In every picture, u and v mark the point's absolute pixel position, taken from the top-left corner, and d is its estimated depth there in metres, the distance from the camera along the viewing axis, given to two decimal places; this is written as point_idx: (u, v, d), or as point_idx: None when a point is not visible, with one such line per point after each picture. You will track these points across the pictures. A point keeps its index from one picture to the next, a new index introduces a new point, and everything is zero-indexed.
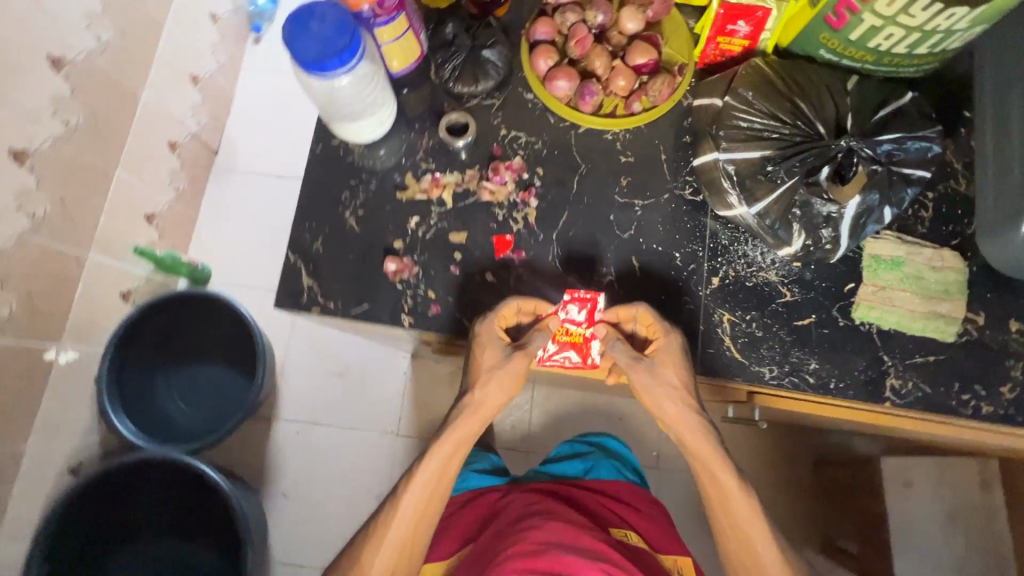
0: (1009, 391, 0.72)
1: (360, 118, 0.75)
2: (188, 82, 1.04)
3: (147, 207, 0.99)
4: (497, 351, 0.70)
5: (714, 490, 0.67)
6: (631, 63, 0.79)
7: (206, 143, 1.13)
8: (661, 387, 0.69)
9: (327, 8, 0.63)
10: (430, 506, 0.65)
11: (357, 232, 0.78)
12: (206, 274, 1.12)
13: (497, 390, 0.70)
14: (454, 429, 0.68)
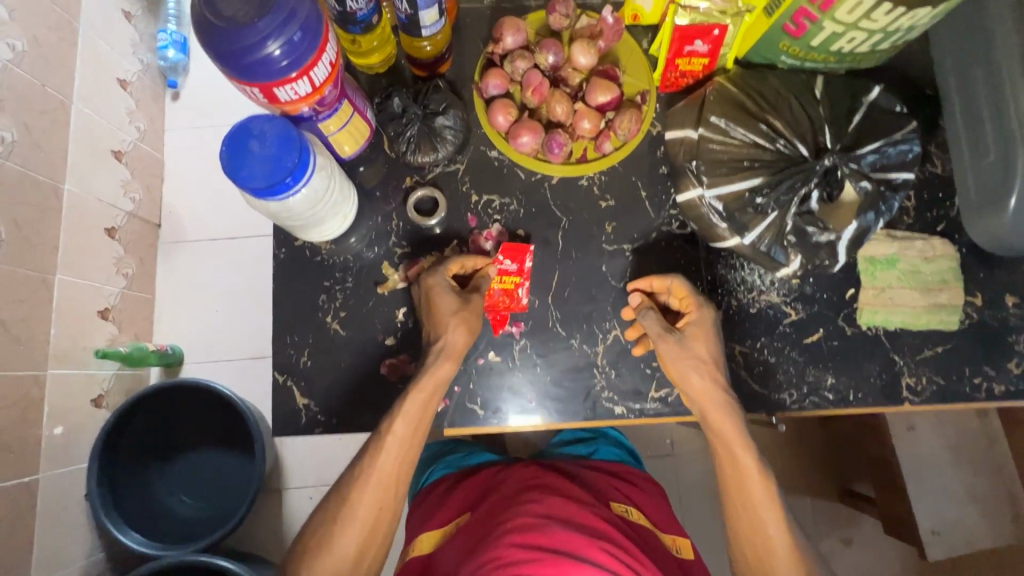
0: (1016, 366, 0.73)
1: (322, 223, 0.69)
2: (112, 159, 1.06)
3: (99, 304, 1.02)
4: (451, 295, 0.67)
5: (731, 467, 0.65)
6: (593, 103, 0.75)
7: (147, 221, 1.17)
8: (692, 357, 0.66)
9: (264, 124, 0.58)
10: (398, 477, 0.64)
11: (344, 337, 0.73)
12: (179, 355, 1.18)
13: (463, 330, 0.67)
14: (430, 375, 0.65)
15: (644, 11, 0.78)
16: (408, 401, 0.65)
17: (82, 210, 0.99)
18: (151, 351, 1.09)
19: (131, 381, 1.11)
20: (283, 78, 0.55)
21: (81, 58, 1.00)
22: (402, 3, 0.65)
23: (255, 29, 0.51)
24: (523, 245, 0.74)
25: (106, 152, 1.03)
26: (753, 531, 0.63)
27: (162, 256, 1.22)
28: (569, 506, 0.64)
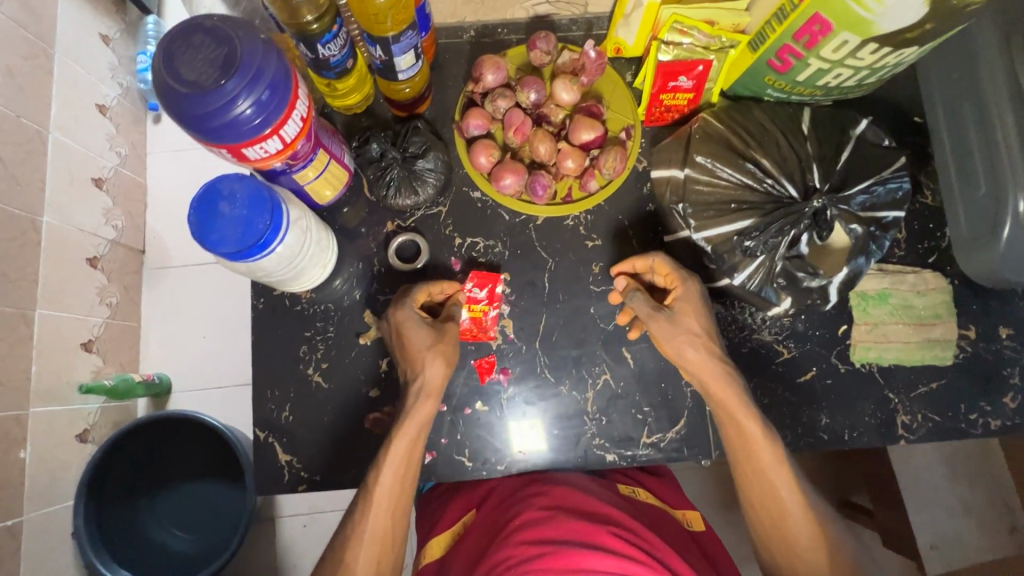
0: (1012, 401, 0.72)
1: (302, 274, 0.67)
2: (93, 188, 1.07)
3: (82, 335, 1.03)
4: (424, 331, 0.65)
5: (738, 437, 0.63)
6: (577, 140, 0.74)
7: (131, 248, 1.18)
8: (687, 332, 0.64)
9: (235, 184, 0.55)
10: (397, 506, 0.62)
11: (326, 389, 0.71)
12: (167, 384, 1.18)
13: (440, 365, 0.64)
14: (414, 416, 0.63)
15: (627, 45, 0.77)
16: (394, 433, 0.62)
17: (64, 243, 0.99)
18: (138, 383, 1.10)
19: (119, 410, 1.11)
20: (254, 137, 0.53)
21: (57, 87, 1.00)
22: (376, 50, 0.63)
23: (222, 91, 0.49)
24: (497, 271, 0.75)
25: (85, 180, 1.05)
26: (771, 504, 0.62)
27: (150, 282, 1.21)
28: (572, 494, 0.64)
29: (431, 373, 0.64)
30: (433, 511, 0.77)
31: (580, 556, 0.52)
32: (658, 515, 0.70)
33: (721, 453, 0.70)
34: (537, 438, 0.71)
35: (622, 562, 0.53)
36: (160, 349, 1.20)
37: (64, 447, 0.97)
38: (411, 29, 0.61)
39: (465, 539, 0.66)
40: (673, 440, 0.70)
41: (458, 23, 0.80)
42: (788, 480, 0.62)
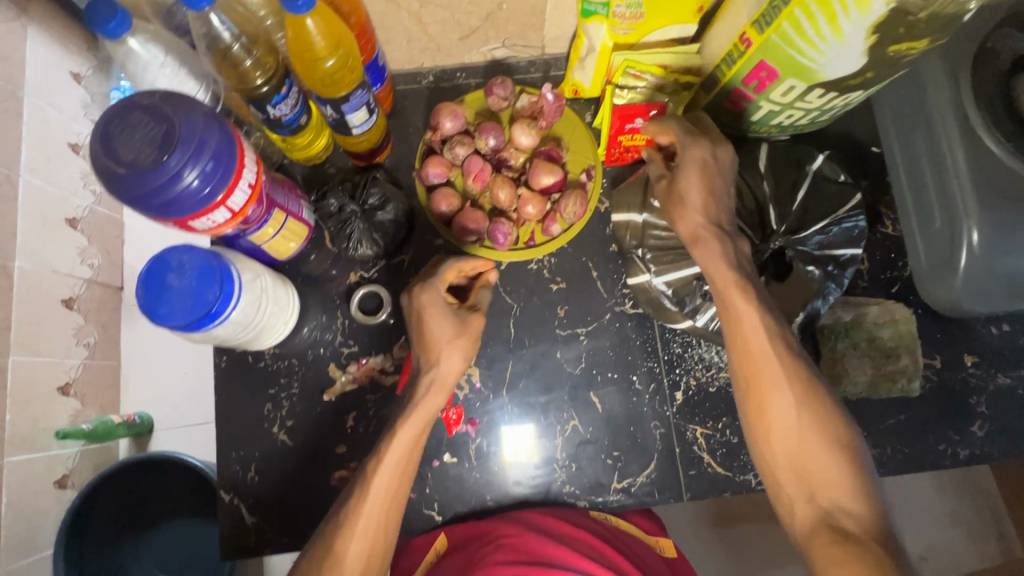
0: (980, 429, 0.73)
1: (260, 336, 0.66)
2: (66, 228, 0.95)
3: (58, 379, 0.94)
4: (446, 317, 0.60)
5: (750, 372, 0.55)
6: (537, 185, 0.73)
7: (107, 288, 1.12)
8: (687, 209, 0.59)
9: (183, 255, 0.55)
10: (393, 502, 0.56)
11: (292, 447, 0.70)
12: (149, 423, 1.09)
13: (457, 356, 0.60)
14: (418, 406, 0.59)
15: (584, 86, 0.77)
16: (402, 419, 0.58)
17: (38, 286, 0.90)
18: (118, 423, 1.01)
19: (98, 454, 1.03)
20: (202, 208, 0.52)
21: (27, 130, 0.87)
22: (328, 109, 0.62)
23: (164, 168, 0.48)
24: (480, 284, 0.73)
25: (60, 221, 0.93)
26: (806, 471, 0.53)
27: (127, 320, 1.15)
28: (545, 518, 0.67)
29: (439, 367, 0.59)
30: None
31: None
32: (628, 529, 0.72)
33: (692, 495, 0.70)
34: (529, 450, 0.71)
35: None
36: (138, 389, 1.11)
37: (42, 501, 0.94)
38: (362, 87, 0.60)
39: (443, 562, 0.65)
40: (643, 485, 0.70)
41: (416, 68, 0.80)
42: (824, 443, 0.53)
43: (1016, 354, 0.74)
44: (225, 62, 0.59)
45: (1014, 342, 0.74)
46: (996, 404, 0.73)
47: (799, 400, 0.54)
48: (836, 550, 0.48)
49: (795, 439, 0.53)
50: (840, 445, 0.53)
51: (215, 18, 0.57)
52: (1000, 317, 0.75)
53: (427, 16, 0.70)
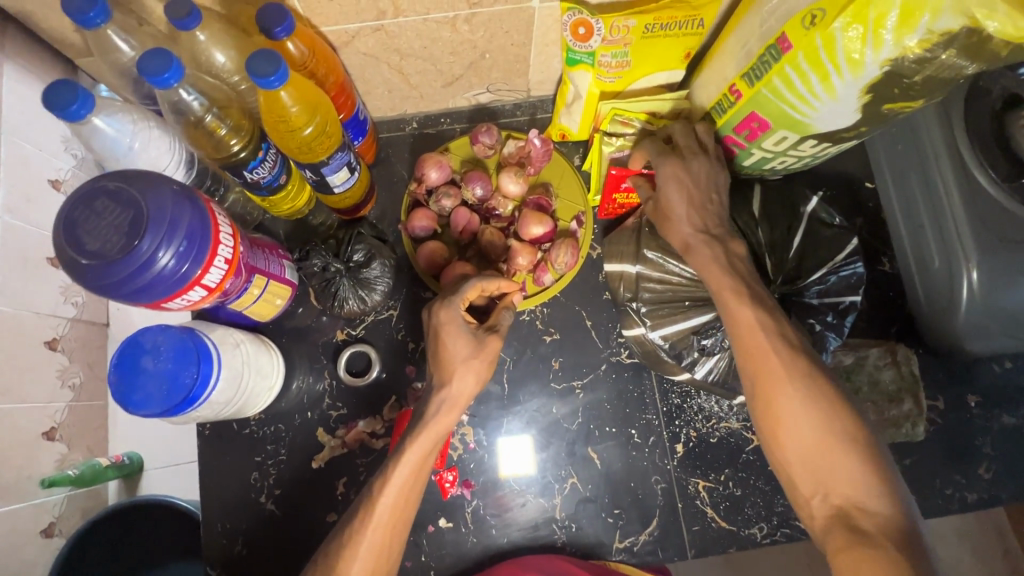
0: (986, 471, 0.71)
1: (244, 407, 0.64)
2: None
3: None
4: (468, 339, 0.57)
5: (762, 388, 0.52)
6: (527, 235, 0.71)
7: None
8: (671, 222, 0.60)
9: (158, 335, 0.52)
10: (394, 526, 0.53)
11: (281, 516, 0.67)
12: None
13: (473, 380, 0.57)
14: (435, 425, 0.55)
15: (571, 131, 0.76)
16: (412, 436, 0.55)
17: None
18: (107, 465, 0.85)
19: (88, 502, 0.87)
20: (178, 290, 0.50)
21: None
22: (307, 172, 0.60)
23: (135, 254, 0.46)
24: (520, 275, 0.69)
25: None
26: (825, 475, 0.48)
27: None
28: (542, 565, 0.64)
29: (447, 394, 0.56)
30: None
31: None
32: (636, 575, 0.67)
33: (696, 553, 0.68)
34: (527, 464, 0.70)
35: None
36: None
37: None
38: (341, 149, 0.59)
39: None
40: (646, 543, 0.68)
41: (399, 116, 0.78)
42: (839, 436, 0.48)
43: (1021, 392, 0.73)
44: (195, 131, 0.56)
45: (1017, 380, 0.73)
46: (1001, 445, 0.72)
47: (809, 398, 0.50)
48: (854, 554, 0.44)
49: (807, 439, 0.49)
50: (860, 444, 0.48)
51: (182, 90, 0.53)
52: (1002, 355, 0.74)
53: (408, 67, 0.68)
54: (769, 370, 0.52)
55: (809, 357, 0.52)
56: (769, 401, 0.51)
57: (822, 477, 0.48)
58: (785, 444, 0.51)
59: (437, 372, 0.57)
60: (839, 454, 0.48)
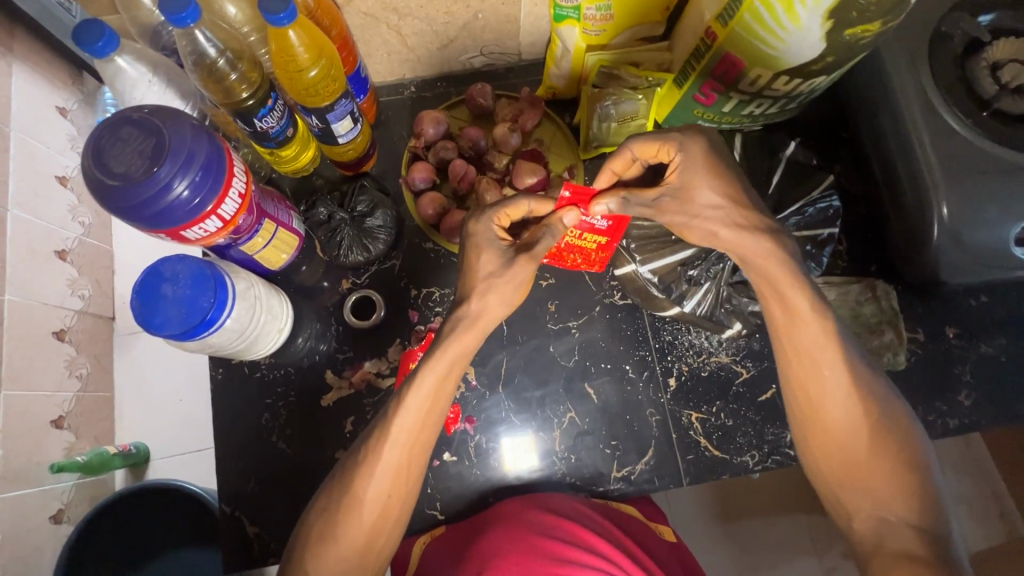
0: (966, 398, 0.75)
1: (255, 346, 0.67)
2: (56, 261, 1.00)
3: (51, 412, 0.97)
4: (496, 254, 0.59)
5: (807, 382, 0.57)
6: (521, 184, 0.75)
7: (99, 316, 1.11)
8: (697, 190, 0.57)
9: (176, 265, 0.56)
10: (411, 451, 0.56)
11: (291, 454, 0.70)
12: (145, 452, 1.12)
13: (499, 300, 0.59)
14: (456, 342, 0.57)
15: (561, 88, 0.80)
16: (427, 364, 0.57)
17: (26, 317, 0.94)
18: (113, 455, 1.04)
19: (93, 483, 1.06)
20: (194, 218, 0.54)
21: (14, 164, 0.93)
22: (313, 119, 0.64)
23: (155, 179, 0.50)
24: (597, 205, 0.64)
25: (47, 254, 0.98)
26: (863, 478, 0.55)
27: (121, 348, 1.15)
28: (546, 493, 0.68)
29: (462, 322, 0.57)
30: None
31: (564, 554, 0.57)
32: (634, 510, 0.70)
33: (691, 480, 0.71)
34: (528, 458, 0.71)
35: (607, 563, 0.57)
36: (134, 417, 1.14)
37: (38, 531, 0.94)
38: (344, 96, 0.63)
39: (443, 541, 0.65)
40: (643, 472, 0.71)
41: (399, 80, 0.82)
42: (877, 453, 0.55)
43: (997, 324, 0.76)
44: (209, 79, 0.61)
45: (994, 313, 0.77)
46: (980, 373, 0.75)
47: (848, 393, 0.56)
48: (892, 558, 0.52)
49: (847, 434, 0.56)
50: (896, 448, 0.55)
51: (199, 35, 0.58)
52: (978, 289, 0.77)
53: (406, 28, 0.72)
54: (818, 385, 0.56)
55: (860, 367, 0.56)
56: (816, 413, 0.57)
57: (859, 477, 0.55)
58: (827, 455, 0.57)
59: (465, 300, 0.58)
60: (875, 467, 0.55)
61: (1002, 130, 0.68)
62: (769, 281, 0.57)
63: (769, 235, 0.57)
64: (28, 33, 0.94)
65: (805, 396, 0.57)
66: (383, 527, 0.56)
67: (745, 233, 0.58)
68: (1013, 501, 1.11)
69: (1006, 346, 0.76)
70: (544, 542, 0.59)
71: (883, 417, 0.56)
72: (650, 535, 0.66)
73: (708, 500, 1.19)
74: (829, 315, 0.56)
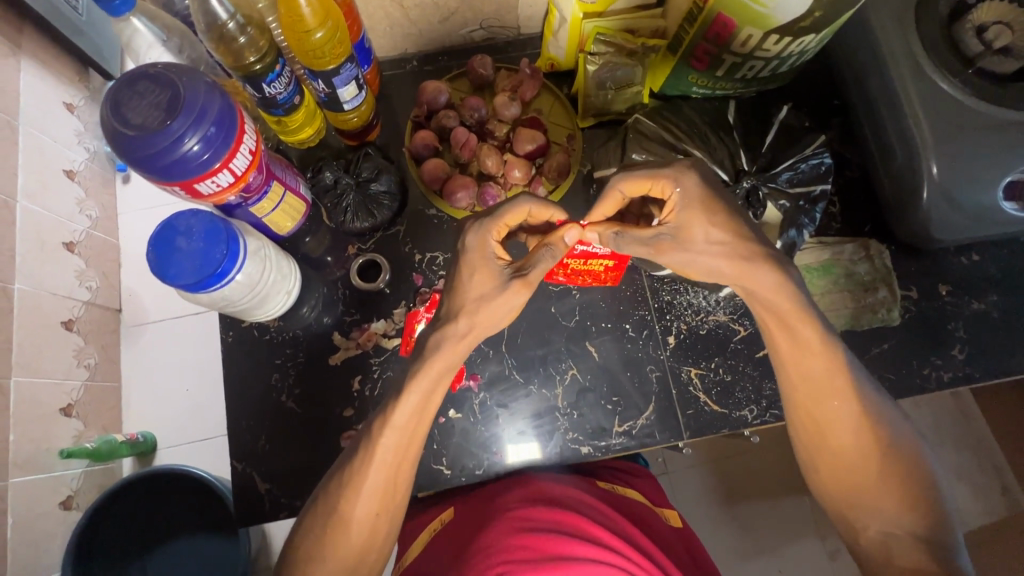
0: (959, 352, 0.76)
1: (267, 301, 0.69)
2: (64, 251, 1.03)
3: (60, 400, 0.99)
4: (491, 275, 0.60)
5: (819, 414, 0.60)
6: (521, 152, 0.78)
7: (105, 308, 1.12)
8: (694, 224, 0.58)
9: (190, 219, 0.58)
10: (397, 466, 0.59)
11: (299, 414, 0.73)
12: (153, 441, 1.13)
13: (490, 319, 0.61)
14: (439, 360, 0.59)
15: (559, 60, 0.82)
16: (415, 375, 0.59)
17: (36, 307, 0.95)
18: (120, 442, 1.04)
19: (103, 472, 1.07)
20: (205, 171, 0.56)
21: (24, 155, 0.96)
22: (319, 84, 0.67)
23: (168, 132, 0.52)
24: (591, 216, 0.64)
25: (56, 245, 1.00)
26: (872, 499, 0.60)
27: (127, 339, 1.16)
28: (551, 486, 0.67)
29: (445, 343, 0.59)
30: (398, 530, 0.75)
31: (565, 545, 0.54)
32: (643, 510, 0.70)
33: (691, 434, 0.72)
34: (531, 447, 0.72)
35: (610, 553, 0.54)
36: (141, 406, 1.15)
37: (47, 516, 0.95)
38: (349, 61, 0.65)
39: (440, 537, 0.65)
40: (644, 426, 0.72)
41: (401, 54, 0.84)
42: (883, 479, 0.59)
43: (989, 281, 0.78)
44: (221, 44, 0.63)
45: (985, 270, 0.78)
46: (973, 328, 0.77)
47: (855, 418, 0.60)
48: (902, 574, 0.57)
49: (857, 457, 0.60)
50: (899, 465, 0.59)
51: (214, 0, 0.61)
52: (969, 247, 0.79)
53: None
54: (828, 417, 0.60)
55: (870, 397, 0.60)
56: (824, 441, 0.61)
57: (866, 498, 0.60)
58: (835, 477, 0.62)
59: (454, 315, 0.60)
60: (876, 489, 0.60)
61: (989, 88, 0.70)
62: (782, 316, 0.59)
63: (773, 267, 0.58)
64: (36, 25, 0.96)
65: (813, 425, 0.61)
66: (377, 536, 0.59)
67: (747, 267, 0.58)
68: (1015, 475, 1.13)
69: (997, 302, 0.77)
70: (546, 536, 0.56)
71: (888, 442, 0.60)
72: (660, 536, 0.66)
73: (713, 482, 1.20)
74: (837, 349, 0.59)
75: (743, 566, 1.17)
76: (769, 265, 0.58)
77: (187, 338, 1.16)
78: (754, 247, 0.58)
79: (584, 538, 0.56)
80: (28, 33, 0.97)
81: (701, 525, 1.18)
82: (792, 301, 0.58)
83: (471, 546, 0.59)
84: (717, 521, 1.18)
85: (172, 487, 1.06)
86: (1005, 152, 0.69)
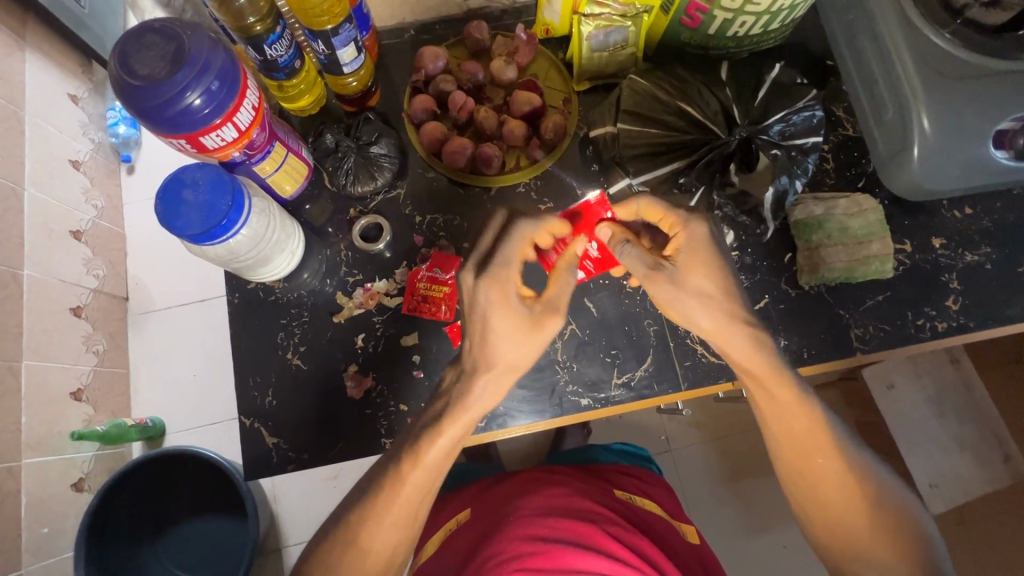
0: (954, 303, 0.77)
1: (269, 262, 0.73)
2: (71, 239, 1.04)
3: (70, 384, 1.01)
4: (518, 299, 0.59)
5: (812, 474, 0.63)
6: (519, 113, 0.80)
7: (114, 295, 1.14)
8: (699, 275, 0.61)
9: (196, 173, 0.61)
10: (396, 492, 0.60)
11: (306, 371, 0.76)
12: (161, 426, 1.16)
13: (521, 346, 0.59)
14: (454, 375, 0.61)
15: (554, 24, 0.82)
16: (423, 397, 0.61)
17: (44, 293, 0.97)
18: (128, 427, 1.06)
19: (111, 455, 1.10)
20: (208, 125, 0.57)
21: (29, 146, 0.98)
22: (319, 45, 0.68)
23: (174, 82, 0.54)
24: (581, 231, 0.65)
25: (63, 233, 1.02)
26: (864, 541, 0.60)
27: (134, 326, 1.18)
28: (564, 496, 0.68)
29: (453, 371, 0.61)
30: (433, 514, 0.81)
31: (573, 556, 0.56)
32: (659, 521, 0.72)
33: (689, 384, 0.74)
34: (534, 412, 0.74)
35: (617, 565, 0.57)
36: (151, 390, 1.17)
37: (60, 496, 0.97)
38: (348, 22, 0.67)
39: (450, 546, 0.69)
40: (643, 378, 0.74)
41: (398, 24, 0.86)
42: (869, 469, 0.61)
43: (982, 234, 0.79)
44: (219, 3, 0.63)
45: (979, 224, 0.79)
46: (967, 281, 0.78)
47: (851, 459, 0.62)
48: None
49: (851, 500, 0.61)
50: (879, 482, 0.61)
51: None
52: (962, 202, 0.80)
53: None
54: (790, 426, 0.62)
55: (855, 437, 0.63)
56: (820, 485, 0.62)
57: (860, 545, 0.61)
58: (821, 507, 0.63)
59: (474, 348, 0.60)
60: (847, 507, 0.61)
61: (988, 37, 0.68)
62: (757, 373, 0.62)
63: (749, 335, 0.61)
64: (39, 17, 0.98)
65: (799, 461, 0.62)
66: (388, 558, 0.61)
67: (726, 329, 0.61)
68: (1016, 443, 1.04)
69: (991, 254, 0.78)
70: (563, 551, 0.57)
71: (862, 456, 0.62)
72: (674, 549, 0.68)
73: (718, 457, 1.21)
74: (814, 405, 0.62)
75: (745, 543, 1.18)
76: (746, 331, 0.61)
77: (191, 323, 1.18)
78: (738, 311, 0.61)
79: (594, 548, 0.58)
80: (33, 25, 0.99)
81: (705, 503, 1.19)
82: (766, 365, 0.61)
83: (480, 553, 0.62)
84: (720, 494, 1.19)
85: (184, 475, 1.08)
86: (999, 101, 0.68)
